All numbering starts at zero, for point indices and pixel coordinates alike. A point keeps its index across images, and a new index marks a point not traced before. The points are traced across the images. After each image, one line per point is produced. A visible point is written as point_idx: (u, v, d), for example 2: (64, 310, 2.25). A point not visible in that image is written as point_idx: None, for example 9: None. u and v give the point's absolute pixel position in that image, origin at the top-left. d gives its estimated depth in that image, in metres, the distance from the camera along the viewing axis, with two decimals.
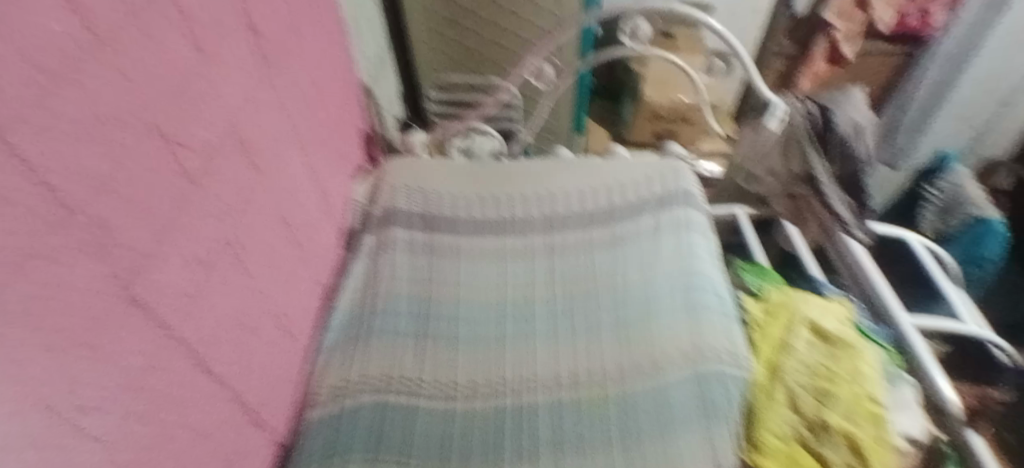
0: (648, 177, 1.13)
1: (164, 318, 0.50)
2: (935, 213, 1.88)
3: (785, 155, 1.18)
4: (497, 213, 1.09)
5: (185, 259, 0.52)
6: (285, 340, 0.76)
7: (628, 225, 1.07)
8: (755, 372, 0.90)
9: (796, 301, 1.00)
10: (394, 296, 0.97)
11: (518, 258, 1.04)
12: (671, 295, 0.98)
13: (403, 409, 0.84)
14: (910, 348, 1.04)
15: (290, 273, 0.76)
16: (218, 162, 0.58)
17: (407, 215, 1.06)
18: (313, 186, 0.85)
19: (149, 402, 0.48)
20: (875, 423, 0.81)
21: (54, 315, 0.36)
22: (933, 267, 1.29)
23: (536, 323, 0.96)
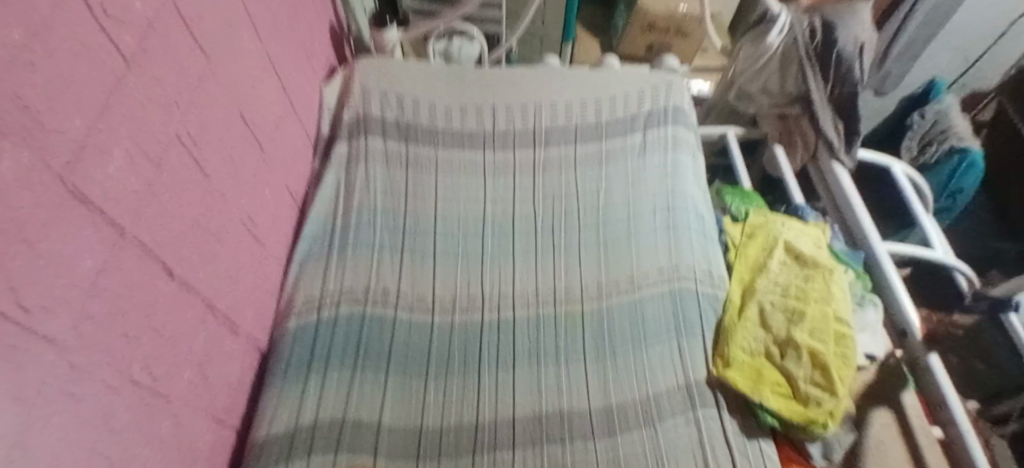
0: (638, 90, 1.08)
1: (112, 215, 0.46)
2: (917, 143, 1.71)
3: (782, 73, 1.18)
4: (478, 123, 1.03)
5: (129, 152, 0.47)
6: (253, 247, 0.72)
7: (614, 141, 1.03)
8: (730, 292, 0.91)
9: (773, 223, 0.99)
10: (368, 208, 0.93)
11: (499, 172, 1.00)
12: (653, 214, 0.96)
13: (380, 320, 0.83)
14: (882, 272, 1.06)
15: (252, 176, 0.71)
16: (157, 43, 0.51)
17: (381, 122, 1.00)
18: (273, 85, 0.78)
19: (108, 305, 0.46)
20: (841, 338, 0.81)
21: None
22: (910, 195, 1.29)
23: (515, 238, 0.94)
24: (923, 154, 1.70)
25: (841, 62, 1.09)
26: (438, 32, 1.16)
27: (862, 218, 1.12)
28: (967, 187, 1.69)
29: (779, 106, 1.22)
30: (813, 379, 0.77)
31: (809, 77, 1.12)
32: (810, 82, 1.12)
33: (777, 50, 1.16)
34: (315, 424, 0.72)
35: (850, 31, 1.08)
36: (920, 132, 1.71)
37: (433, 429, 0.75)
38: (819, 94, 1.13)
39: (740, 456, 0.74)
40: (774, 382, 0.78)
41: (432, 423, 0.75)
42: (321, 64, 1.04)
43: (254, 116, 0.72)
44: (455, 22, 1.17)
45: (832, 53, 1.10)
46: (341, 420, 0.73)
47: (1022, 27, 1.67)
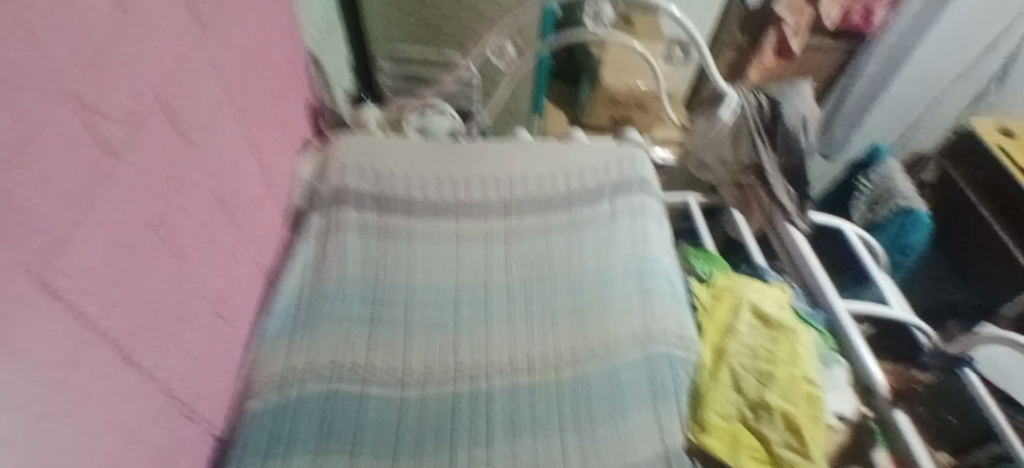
0: (605, 162, 1.13)
1: (86, 306, 0.45)
2: (866, 203, 1.84)
3: (734, 144, 1.24)
4: (452, 195, 1.06)
5: (108, 241, 0.48)
6: (224, 327, 0.71)
7: (584, 210, 1.07)
8: (702, 355, 0.93)
9: (739, 286, 1.04)
10: (342, 279, 0.93)
11: (473, 242, 1.02)
12: (624, 279, 0.99)
13: (352, 397, 0.81)
14: (842, 330, 1.11)
15: (227, 256, 0.71)
16: (142, 134, 0.53)
17: (357, 195, 1.02)
18: (252, 164, 0.80)
19: (72, 400, 0.44)
20: (810, 400, 0.84)
21: None
22: (864, 254, 1.37)
23: (490, 307, 0.95)
24: (872, 213, 1.81)
25: (788, 133, 1.20)
26: (414, 109, 1.21)
27: (821, 279, 1.18)
28: (917, 243, 1.75)
29: (735, 175, 1.26)
30: (788, 442, 0.80)
31: (759, 147, 1.20)
32: (760, 150, 1.20)
33: (730, 124, 1.23)
34: None
35: (794, 107, 1.20)
36: (868, 193, 1.85)
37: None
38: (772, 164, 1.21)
39: None
40: (752, 446, 0.80)
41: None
42: (299, 138, 1.07)
43: (232, 195, 0.73)
44: (431, 99, 1.22)
45: (779, 124, 1.21)
46: None
47: (954, 96, 1.87)
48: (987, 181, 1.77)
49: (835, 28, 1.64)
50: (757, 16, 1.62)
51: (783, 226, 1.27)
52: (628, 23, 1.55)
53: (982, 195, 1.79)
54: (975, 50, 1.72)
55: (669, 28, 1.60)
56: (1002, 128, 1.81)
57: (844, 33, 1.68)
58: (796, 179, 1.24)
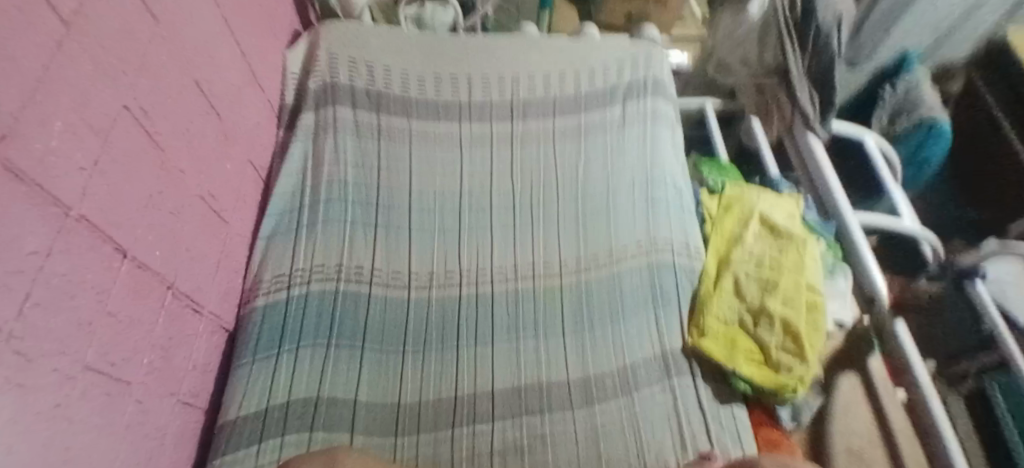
0: (617, 61, 1.06)
1: (57, 194, 0.43)
2: (888, 113, 1.75)
3: (761, 43, 1.17)
4: (453, 94, 1.00)
5: (72, 125, 0.44)
6: (217, 224, 0.69)
7: (592, 113, 1.01)
8: (706, 264, 0.92)
9: (750, 196, 1.01)
10: (338, 181, 0.90)
11: (475, 144, 0.98)
12: (631, 186, 0.96)
13: (354, 298, 0.81)
14: (852, 239, 1.08)
15: (212, 150, 0.68)
16: (96, 5, 0.47)
17: (350, 92, 0.96)
18: (232, 52, 0.74)
19: (56, 290, 0.43)
20: (812, 307, 0.83)
21: None
22: (882, 166, 1.31)
23: (492, 211, 0.92)
24: (894, 126, 1.73)
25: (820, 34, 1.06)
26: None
27: (835, 190, 1.14)
28: (936, 158, 1.72)
29: (757, 78, 1.21)
30: (785, 346, 0.79)
31: (786, 47, 1.09)
32: (787, 53, 1.09)
33: None
34: (289, 403, 0.71)
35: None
36: (891, 103, 1.74)
37: (411, 404, 0.74)
38: (796, 66, 1.10)
39: (715, 425, 0.74)
40: (747, 350, 0.80)
41: (410, 398, 0.75)
42: (283, 28, 0.99)
43: (211, 84, 0.68)
44: None
45: (811, 23, 1.06)
46: (316, 398, 0.72)
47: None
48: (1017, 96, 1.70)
49: None
50: None
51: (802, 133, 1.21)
52: None
53: (1009, 111, 1.71)
54: None
55: None
56: None
57: None
58: (823, 84, 1.13)
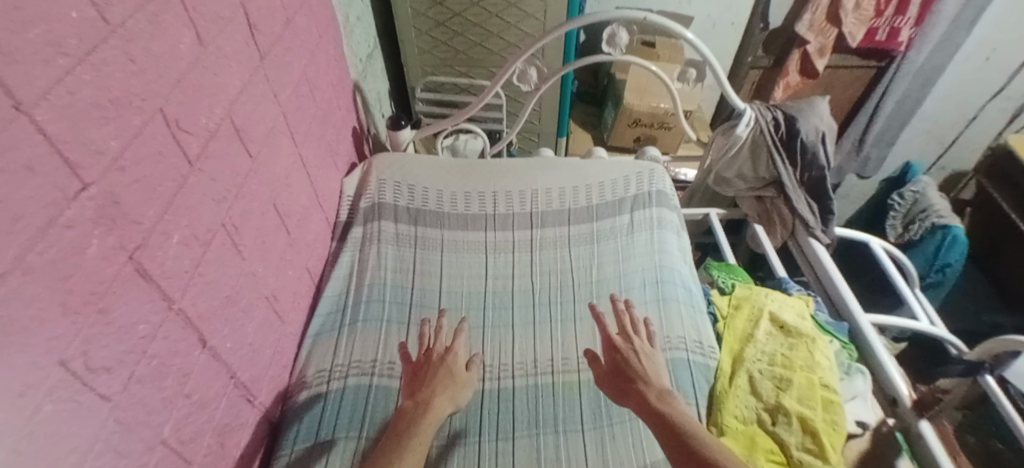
0: (622, 179, 1.20)
1: (166, 290, 0.53)
2: (901, 222, 1.86)
3: (754, 161, 1.27)
4: (480, 208, 1.12)
5: (184, 237, 0.56)
6: (276, 321, 0.79)
7: (605, 222, 1.14)
8: (720, 361, 1.01)
9: (758, 296, 1.12)
10: (378, 284, 0.95)
11: (500, 251, 1.08)
12: (642, 286, 1.06)
13: (385, 390, 0.81)
14: (866, 341, 1.14)
15: (279, 258, 0.79)
16: (213, 147, 0.61)
17: (394, 209, 1.07)
18: (302, 179, 0.88)
19: (151, 370, 0.51)
20: (829, 405, 0.93)
21: (74, 278, 0.41)
22: (891, 267, 1.34)
23: (514, 311, 1.00)
24: (908, 232, 1.83)
25: (805, 149, 1.21)
26: (446, 131, 1.32)
27: (844, 292, 1.20)
28: (955, 263, 1.73)
29: (756, 189, 1.32)
30: (805, 445, 0.89)
31: (778, 164, 1.23)
32: (779, 168, 1.23)
33: (746, 140, 1.24)
34: None
35: (810, 122, 1.21)
36: (902, 212, 1.86)
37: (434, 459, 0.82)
38: (790, 179, 1.24)
39: None
40: (767, 448, 0.88)
41: (432, 453, 0.82)
42: (345, 158, 1.14)
43: (285, 205, 0.81)
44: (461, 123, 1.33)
45: (796, 142, 1.22)
46: None
47: (991, 114, 1.84)
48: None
49: (859, 46, 1.60)
50: (783, 36, 1.63)
51: (805, 239, 1.30)
52: (649, 46, 1.62)
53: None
54: (1006, 70, 1.72)
55: (688, 52, 1.68)
56: None
57: (874, 51, 1.65)
58: (817, 193, 1.26)
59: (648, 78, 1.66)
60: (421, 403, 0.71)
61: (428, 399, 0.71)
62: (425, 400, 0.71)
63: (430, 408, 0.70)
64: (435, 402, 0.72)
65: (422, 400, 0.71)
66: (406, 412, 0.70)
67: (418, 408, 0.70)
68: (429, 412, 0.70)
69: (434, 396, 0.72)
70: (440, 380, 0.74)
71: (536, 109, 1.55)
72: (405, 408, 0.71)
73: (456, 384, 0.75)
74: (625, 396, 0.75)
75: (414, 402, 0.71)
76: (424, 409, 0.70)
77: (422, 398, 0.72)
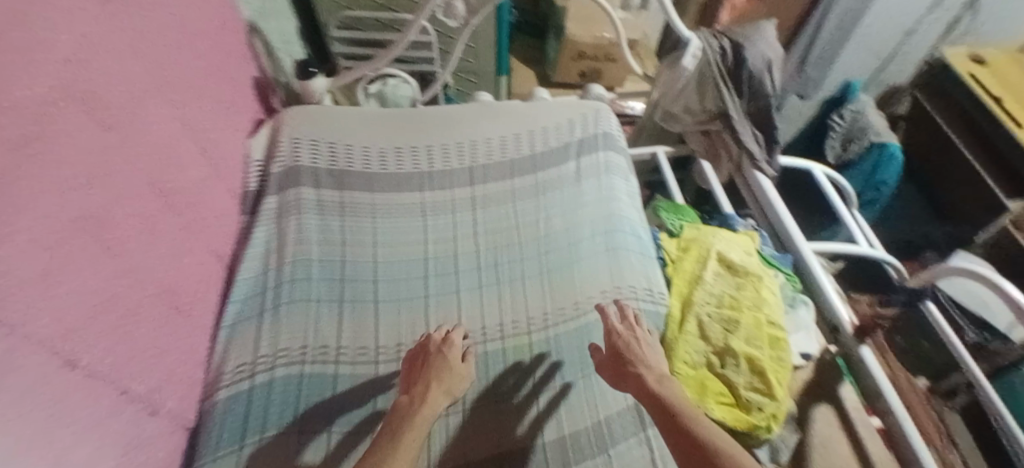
0: (569, 120, 1.14)
1: (5, 313, 0.44)
2: (839, 141, 1.86)
3: (700, 93, 1.22)
4: (414, 165, 1.02)
5: (23, 244, 0.46)
6: (176, 317, 0.70)
7: (550, 172, 1.08)
8: (671, 307, 0.99)
9: (706, 237, 1.09)
10: (303, 261, 0.85)
11: (439, 212, 1.00)
12: (592, 238, 1.03)
13: (318, 379, 0.75)
14: (809, 271, 1.15)
15: (170, 244, 0.69)
16: (46, 125, 0.50)
17: (312, 172, 0.95)
18: (191, 149, 0.77)
19: (4, 409, 0.43)
20: (775, 342, 0.94)
21: None
22: (831, 192, 1.34)
23: (459, 277, 0.94)
24: (846, 152, 1.86)
25: (751, 79, 1.15)
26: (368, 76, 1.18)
27: (788, 224, 1.20)
28: (891, 180, 1.82)
29: (702, 123, 1.27)
30: (753, 385, 0.89)
31: (725, 96, 1.18)
32: (726, 99, 1.18)
33: (693, 72, 1.18)
34: None
35: (757, 50, 1.15)
36: (841, 131, 1.85)
37: (526, 437, 0.80)
38: (736, 110, 1.19)
39: None
40: (717, 392, 0.88)
41: (524, 430, 0.81)
42: (250, 118, 1.00)
43: (169, 182, 0.71)
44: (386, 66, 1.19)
45: (742, 71, 1.16)
46: None
47: (929, 26, 1.75)
48: (969, 119, 1.78)
49: None
50: None
51: (750, 172, 1.27)
52: None
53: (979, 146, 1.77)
54: None
55: None
56: (973, 56, 1.81)
57: None
58: (763, 123, 1.22)
59: (590, 6, 1.54)
60: (416, 398, 0.68)
61: (422, 393, 0.68)
62: (420, 395, 0.69)
63: (425, 403, 0.68)
64: (430, 396, 0.69)
65: (418, 394, 0.69)
66: (401, 408, 0.67)
67: (414, 403, 0.68)
68: (424, 407, 0.67)
69: (428, 389, 0.69)
70: (438, 373, 0.72)
71: (471, 45, 1.42)
72: (400, 403, 0.68)
73: (453, 376, 0.73)
74: (626, 380, 0.78)
75: (409, 397, 0.68)
76: (418, 404, 0.67)
77: (416, 392, 0.69)
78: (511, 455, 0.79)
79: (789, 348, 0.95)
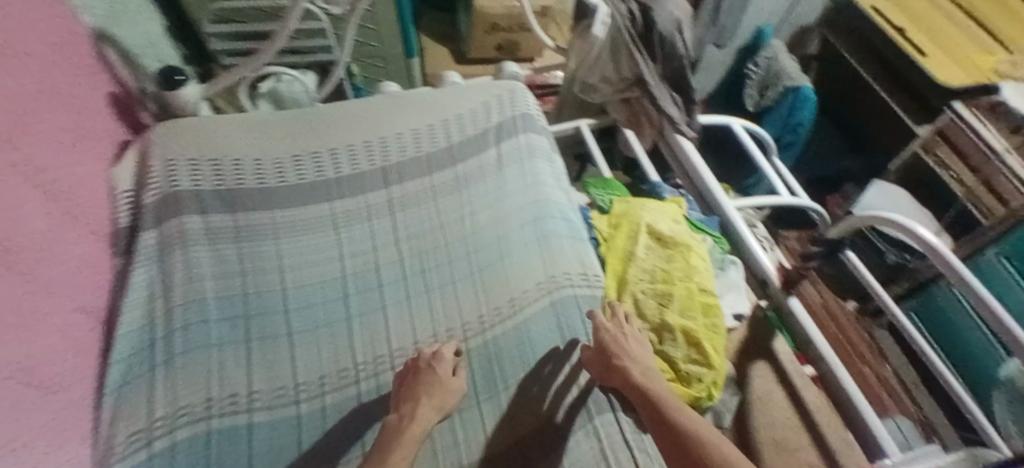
0: (484, 104, 1.07)
1: None
2: (756, 90, 1.88)
3: (615, 61, 1.18)
4: (317, 173, 0.92)
5: None
6: (38, 395, 0.60)
7: (470, 164, 1.02)
8: (607, 290, 0.97)
9: (636, 210, 1.05)
10: (197, 303, 0.77)
11: (352, 221, 0.91)
12: (522, 228, 0.98)
13: (230, 432, 0.69)
14: (736, 231, 1.14)
15: (20, 316, 0.59)
16: None
17: (195, 196, 0.84)
18: (35, 197, 0.66)
19: None
20: (707, 309, 0.92)
21: None
22: (751, 146, 1.34)
23: (384, 291, 0.87)
24: (763, 99, 1.88)
25: (663, 41, 1.12)
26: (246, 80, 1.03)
27: (711, 186, 1.18)
28: (806, 120, 1.81)
29: (621, 91, 1.23)
30: (691, 356, 0.88)
31: (638, 61, 1.13)
32: (640, 64, 1.13)
33: (605, 40, 1.15)
34: None
35: (665, 10, 1.11)
36: (756, 79, 1.88)
37: (563, 422, 0.82)
38: (652, 74, 1.16)
39: (641, 455, 0.79)
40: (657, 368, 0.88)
41: (561, 417, 0.82)
42: (110, 143, 0.88)
43: (12, 243, 0.60)
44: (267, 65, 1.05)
45: (653, 33, 1.12)
46: None
47: None
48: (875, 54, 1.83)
49: None
50: None
51: (672, 137, 1.24)
52: None
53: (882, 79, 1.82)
54: None
55: None
56: None
57: None
58: (680, 85, 1.19)
59: None
60: (405, 416, 0.70)
61: (411, 411, 0.70)
62: (409, 411, 0.71)
63: (414, 420, 0.69)
64: (419, 412, 0.71)
65: (406, 412, 0.71)
66: (391, 426, 0.70)
67: (402, 421, 0.69)
68: (412, 425, 0.69)
69: (417, 407, 0.71)
70: (428, 389, 0.73)
71: (372, 27, 1.32)
72: (390, 422, 0.70)
73: (444, 391, 0.74)
74: (612, 374, 0.80)
75: (398, 415, 0.70)
76: (407, 422, 0.69)
77: (405, 409, 0.71)
78: (540, 429, 0.81)
79: (722, 313, 0.94)
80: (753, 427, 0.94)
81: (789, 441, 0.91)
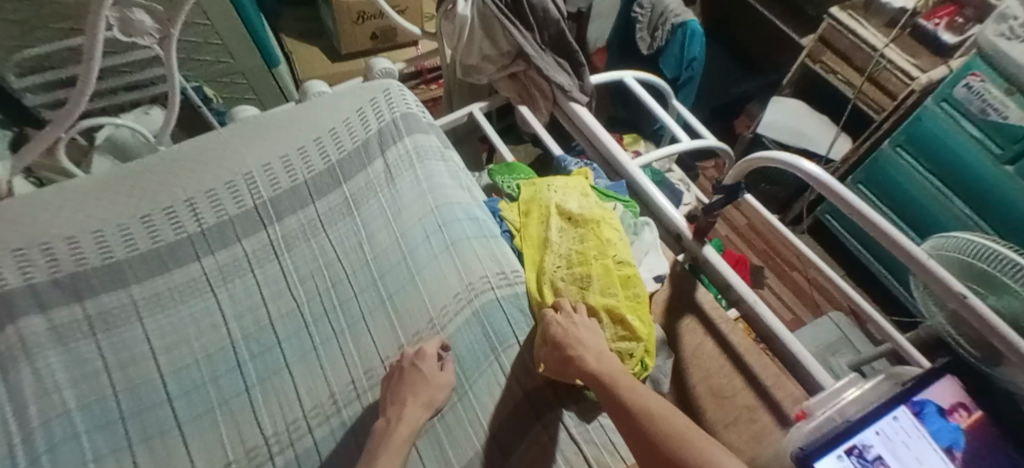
0: (358, 111, 0.98)
1: None
2: (647, 32, 1.85)
3: (491, 37, 1.10)
4: (176, 231, 0.81)
5: None
6: None
7: (357, 180, 0.93)
8: (528, 283, 0.91)
9: (542, 191, 0.98)
10: (62, 418, 0.67)
11: (231, 277, 0.82)
12: (427, 239, 0.91)
13: None
14: (645, 191, 1.10)
15: None
16: None
17: (31, 293, 0.72)
18: None
19: None
20: (626, 281, 0.89)
21: None
22: (645, 96, 1.31)
23: (285, 348, 0.79)
24: (655, 40, 1.83)
25: (534, 8, 1.07)
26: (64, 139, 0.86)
27: (612, 148, 1.13)
28: (699, 55, 1.76)
29: (505, 67, 1.16)
30: (619, 334, 0.85)
31: (513, 33, 1.07)
32: (515, 35, 1.07)
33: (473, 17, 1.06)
34: None
35: None
36: (646, 22, 1.84)
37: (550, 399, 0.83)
38: (531, 44, 1.10)
39: (589, 447, 0.79)
40: None
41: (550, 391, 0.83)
42: None
43: None
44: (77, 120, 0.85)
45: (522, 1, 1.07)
46: None
47: None
48: None
49: None
50: None
51: (566, 105, 1.18)
52: None
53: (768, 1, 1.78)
54: None
55: None
56: None
57: None
58: (563, 49, 1.15)
59: None
60: (392, 420, 0.72)
61: (397, 414, 0.72)
62: (396, 415, 0.73)
63: (401, 422, 0.72)
64: (407, 413, 0.73)
65: (393, 415, 0.73)
66: (379, 432, 0.72)
67: (389, 426, 0.72)
68: (400, 429, 0.71)
69: (404, 408, 0.73)
70: (414, 386, 0.74)
71: (221, 45, 1.18)
72: (378, 427, 0.73)
73: (431, 388, 0.76)
74: (568, 366, 0.77)
75: (386, 419, 0.73)
76: (396, 424, 0.72)
77: (391, 413, 0.73)
78: (521, 408, 0.81)
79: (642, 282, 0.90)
80: (690, 385, 0.94)
81: (724, 389, 0.92)
